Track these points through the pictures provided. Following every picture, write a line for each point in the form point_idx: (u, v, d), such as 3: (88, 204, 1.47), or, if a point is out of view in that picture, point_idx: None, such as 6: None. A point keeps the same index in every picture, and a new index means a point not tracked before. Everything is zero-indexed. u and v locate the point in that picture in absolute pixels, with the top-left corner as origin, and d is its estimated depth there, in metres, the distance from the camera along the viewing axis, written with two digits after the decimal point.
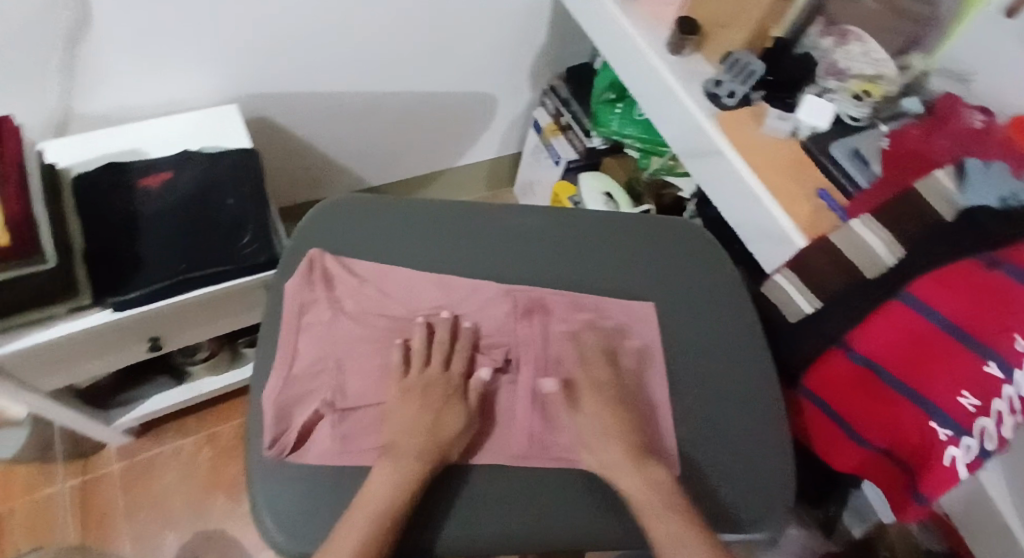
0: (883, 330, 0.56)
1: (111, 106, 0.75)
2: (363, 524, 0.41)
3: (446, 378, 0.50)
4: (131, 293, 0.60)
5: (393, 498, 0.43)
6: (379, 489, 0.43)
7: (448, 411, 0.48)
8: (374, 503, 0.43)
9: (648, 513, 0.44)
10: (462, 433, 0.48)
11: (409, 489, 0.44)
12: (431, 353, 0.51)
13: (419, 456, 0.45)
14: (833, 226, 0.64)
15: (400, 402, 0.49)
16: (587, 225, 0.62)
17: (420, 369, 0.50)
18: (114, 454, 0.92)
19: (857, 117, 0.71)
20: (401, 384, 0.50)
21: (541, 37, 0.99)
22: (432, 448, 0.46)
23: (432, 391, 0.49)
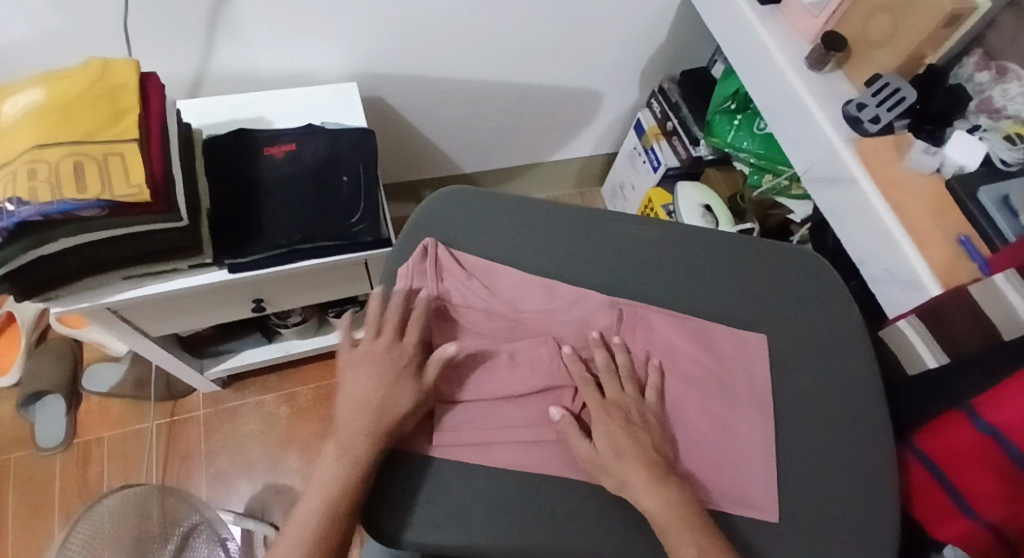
0: (1013, 397, 0.51)
1: (243, 72, 0.78)
2: (319, 508, 0.44)
3: (397, 353, 0.50)
4: (247, 257, 0.63)
5: (343, 475, 0.44)
6: (330, 470, 0.45)
7: (396, 386, 0.48)
8: (329, 486, 0.44)
9: (670, 529, 0.43)
10: (413, 409, 0.48)
11: (361, 468, 0.45)
12: (386, 322, 0.51)
13: (364, 434, 0.46)
14: (970, 277, 0.59)
15: (355, 371, 0.49)
16: (706, 246, 0.60)
17: (376, 340, 0.50)
18: (200, 401, 0.97)
19: (1008, 162, 0.64)
20: (351, 358, 0.50)
21: (660, 37, 0.95)
22: (378, 425, 0.46)
23: (382, 366, 0.49)
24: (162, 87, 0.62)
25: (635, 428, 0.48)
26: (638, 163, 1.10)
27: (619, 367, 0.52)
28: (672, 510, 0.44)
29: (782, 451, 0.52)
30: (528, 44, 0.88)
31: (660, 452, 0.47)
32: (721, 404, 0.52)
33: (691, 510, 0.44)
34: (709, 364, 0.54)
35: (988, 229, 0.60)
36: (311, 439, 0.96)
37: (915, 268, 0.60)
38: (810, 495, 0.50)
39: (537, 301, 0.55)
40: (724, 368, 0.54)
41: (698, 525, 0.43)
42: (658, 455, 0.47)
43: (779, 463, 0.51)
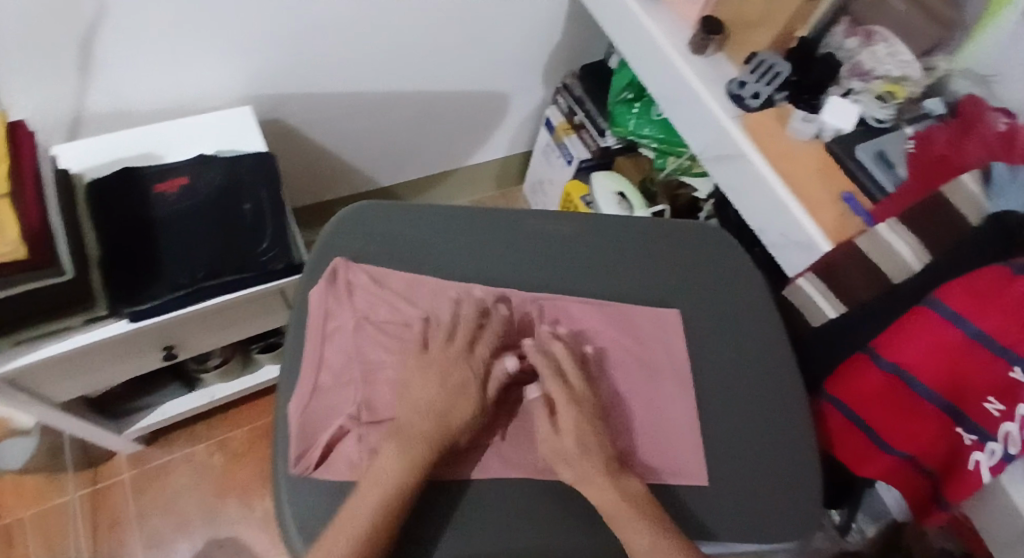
0: (911, 335, 0.56)
1: (124, 108, 0.74)
2: (367, 520, 0.40)
3: (470, 361, 0.48)
4: (146, 301, 0.59)
5: (397, 485, 0.41)
6: (389, 475, 0.42)
7: (463, 399, 0.46)
8: (376, 497, 0.41)
9: (626, 527, 0.43)
10: (471, 421, 0.46)
11: (413, 477, 0.42)
12: (463, 332, 0.50)
13: (424, 441, 0.44)
14: (858, 230, 0.64)
15: (420, 377, 0.47)
16: (617, 232, 0.61)
17: (444, 347, 0.48)
18: (124, 462, 0.91)
19: (882, 119, 0.71)
20: (421, 360, 0.48)
21: (555, 34, 0.97)
22: (443, 434, 0.44)
23: (452, 373, 0.47)
24: (36, 136, 0.58)
25: (595, 423, 0.48)
26: (552, 158, 1.12)
27: (574, 361, 0.51)
28: (630, 505, 0.44)
29: (709, 417, 0.54)
30: (428, 47, 0.88)
31: (614, 447, 0.48)
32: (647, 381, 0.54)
33: (650, 506, 0.44)
34: (631, 345, 0.55)
35: (869, 183, 0.66)
36: (252, 483, 0.92)
37: (808, 230, 0.64)
38: (740, 455, 0.52)
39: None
40: (644, 345, 0.56)
41: (663, 524, 0.43)
42: (613, 452, 0.47)
43: (708, 428, 0.53)
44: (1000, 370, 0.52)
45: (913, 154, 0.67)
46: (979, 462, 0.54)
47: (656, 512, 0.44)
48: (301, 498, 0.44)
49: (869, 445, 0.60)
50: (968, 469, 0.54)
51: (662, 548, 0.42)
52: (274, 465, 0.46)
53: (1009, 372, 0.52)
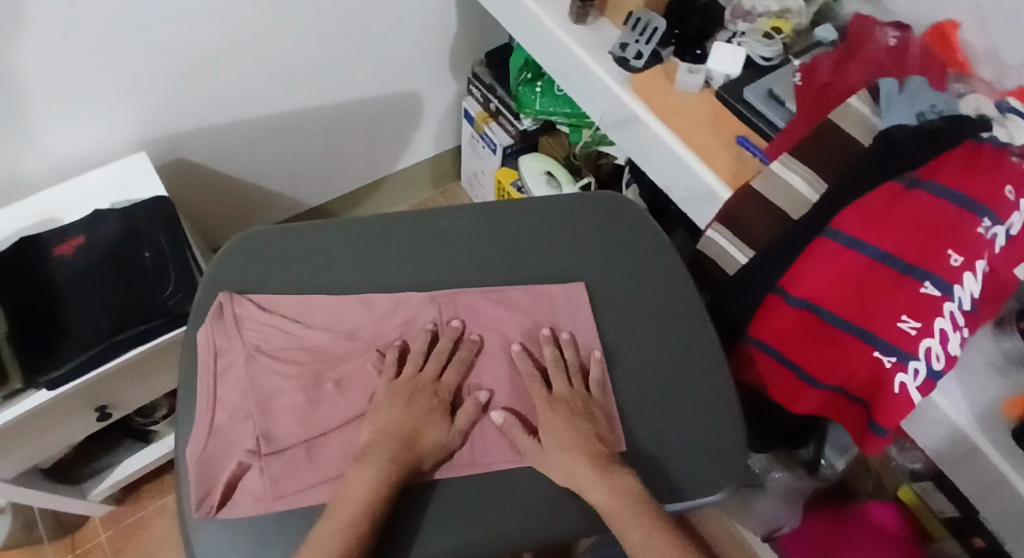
0: (815, 267, 0.56)
1: (19, 175, 0.73)
2: (337, 535, 0.40)
3: (435, 390, 0.50)
4: (58, 368, 0.59)
5: (371, 498, 0.42)
6: (357, 491, 0.42)
7: (429, 426, 0.47)
8: (349, 510, 0.42)
9: None
10: (442, 446, 0.47)
11: (384, 488, 0.43)
12: (425, 363, 0.51)
13: (391, 458, 0.44)
14: (756, 171, 0.64)
15: (386, 404, 0.48)
16: (517, 218, 0.62)
17: (412, 374, 0.50)
18: (99, 524, 0.92)
19: (769, 57, 0.70)
20: (391, 386, 0.49)
21: (454, 25, 0.96)
22: (407, 455, 0.45)
23: (417, 401, 0.48)
24: None
25: (578, 417, 0.49)
26: (478, 148, 1.11)
27: (567, 363, 0.53)
28: (617, 500, 0.43)
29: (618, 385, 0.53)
30: (320, 59, 0.87)
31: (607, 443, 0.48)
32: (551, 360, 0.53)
33: (638, 495, 0.44)
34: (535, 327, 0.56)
35: (762, 124, 0.66)
36: None
37: (705, 181, 0.64)
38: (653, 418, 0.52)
39: (355, 316, 0.54)
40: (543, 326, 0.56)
41: (649, 514, 0.43)
42: (603, 446, 0.47)
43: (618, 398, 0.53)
44: (911, 288, 0.53)
45: (801, 86, 0.66)
46: (906, 384, 0.53)
47: (632, 502, 0.43)
48: (211, 537, 0.45)
49: (799, 381, 0.60)
50: (894, 393, 0.53)
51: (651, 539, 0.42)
52: (182, 511, 0.47)
53: (920, 288, 0.52)
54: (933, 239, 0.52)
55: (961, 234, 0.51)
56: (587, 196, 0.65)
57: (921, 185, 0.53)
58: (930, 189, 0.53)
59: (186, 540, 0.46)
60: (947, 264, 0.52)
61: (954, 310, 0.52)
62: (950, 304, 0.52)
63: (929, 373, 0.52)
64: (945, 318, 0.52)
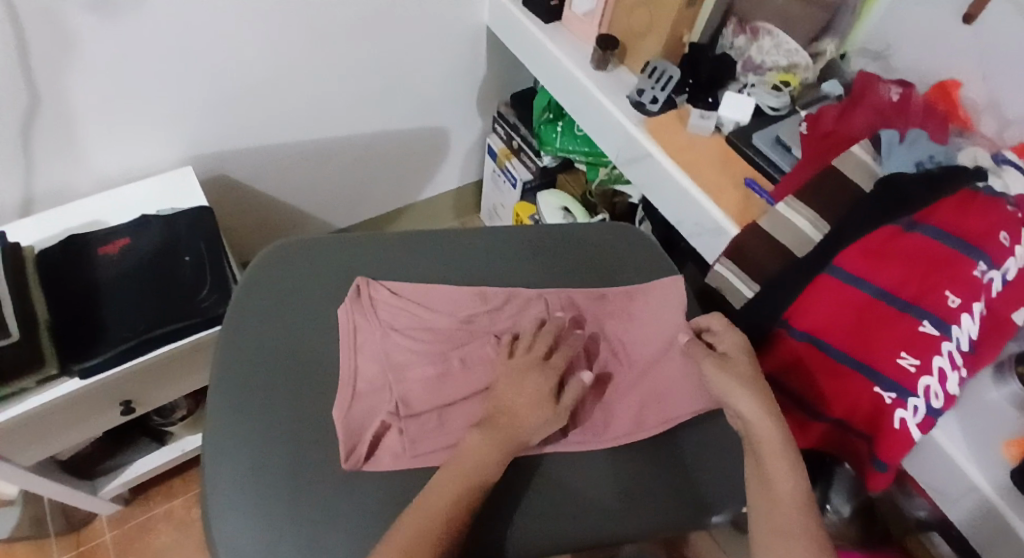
0: (818, 300, 0.59)
1: (74, 181, 0.79)
2: (451, 484, 0.44)
3: (546, 367, 0.51)
4: (95, 357, 0.63)
5: (483, 468, 0.45)
6: (473, 446, 0.46)
7: (538, 400, 0.48)
8: (468, 463, 0.45)
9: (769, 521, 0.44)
10: (545, 424, 0.48)
11: (497, 449, 0.46)
12: (536, 343, 0.53)
13: (507, 426, 0.47)
14: (762, 212, 0.67)
15: (503, 377, 0.51)
16: (535, 238, 0.68)
17: (524, 353, 0.52)
18: (105, 524, 0.94)
19: (777, 107, 0.74)
20: (507, 362, 0.52)
21: (483, 67, 1.03)
22: (517, 423, 0.47)
23: (529, 376, 0.50)
24: None
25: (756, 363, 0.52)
26: (499, 183, 1.16)
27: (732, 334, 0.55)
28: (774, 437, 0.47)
29: (619, 400, 0.55)
30: (359, 93, 0.93)
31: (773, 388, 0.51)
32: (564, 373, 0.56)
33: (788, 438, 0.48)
34: None
35: (770, 168, 0.70)
36: None
37: (713, 217, 0.68)
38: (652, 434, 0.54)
39: (465, 307, 0.60)
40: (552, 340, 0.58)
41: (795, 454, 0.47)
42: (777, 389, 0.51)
43: (620, 414, 0.54)
44: (909, 325, 0.55)
45: (806, 134, 0.70)
46: (906, 420, 0.55)
47: (783, 429, 0.48)
48: (227, 518, 0.47)
49: (803, 416, 0.61)
50: (895, 428, 0.55)
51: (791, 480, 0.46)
52: (203, 492, 0.49)
53: (918, 326, 0.55)
54: (929, 279, 0.55)
55: (957, 275, 0.54)
56: (613, 226, 0.71)
57: (917, 227, 0.56)
58: (926, 232, 0.56)
59: (206, 519, 0.48)
60: (944, 304, 0.54)
61: (952, 350, 0.54)
62: (949, 344, 0.54)
63: (929, 410, 0.54)
64: (943, 356, 0.54)
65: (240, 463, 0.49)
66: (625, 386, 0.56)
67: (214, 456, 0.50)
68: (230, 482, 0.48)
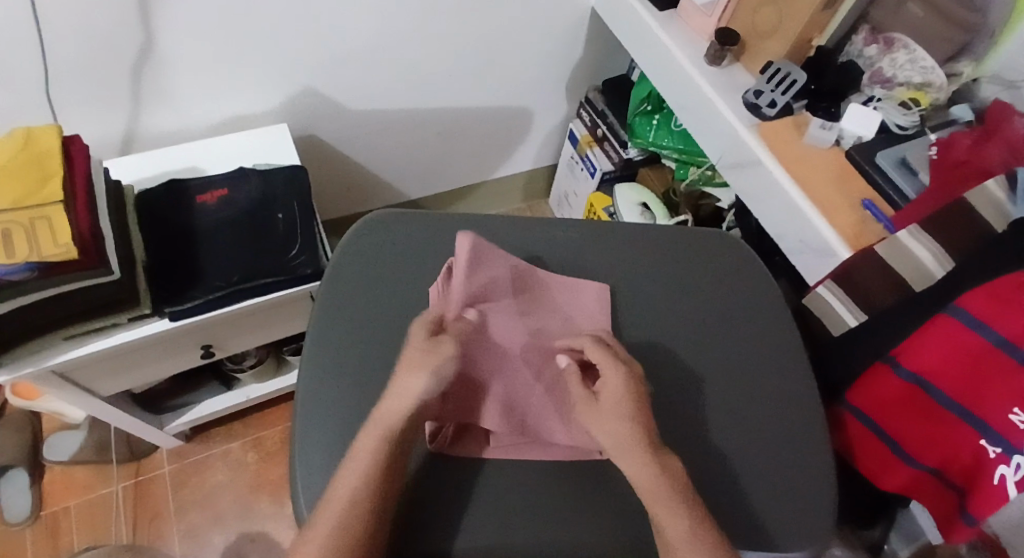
0: (928, 341, 0.53)
1: (171, 124, 0.80)
2: (358, 480, 0.42)
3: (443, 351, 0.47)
4: (186, 303, 0.64)
5: (385, 455, 0.43)
6: (373, 438, 0.44)
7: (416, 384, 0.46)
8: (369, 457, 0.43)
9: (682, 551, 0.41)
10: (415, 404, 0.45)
11: (391, 447, 0.43)
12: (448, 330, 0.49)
13: (400, 417, 0.44)
14: (879, 236, 0.64)
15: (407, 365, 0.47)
16: (634, 235, 0.63)
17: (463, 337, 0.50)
18: (165, 457, 0.98)
19: (904, 126, 0.71)
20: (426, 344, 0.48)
21: (580, 50, 1.00)
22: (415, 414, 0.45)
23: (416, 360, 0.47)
24: (87, 148, 0.63)
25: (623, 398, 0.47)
26: (576, 170, 1.14)
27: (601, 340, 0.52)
28: (660, 481, 0.43)
29: (707, 412, 0.53)
30: (452, 68, 0.92)
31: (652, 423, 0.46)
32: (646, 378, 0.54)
33: (682, 482, 0.44)
34: (639, 345, 0.56)
35: (892, 194, 0.66)
36: (282, 482, 0.98)
37: (826, 237, 0.65)
38: (740, 448, 0.51)
39: (560, 299, 0.57)
40: (639, 348, 0.56)
41: (689, 499, 0.43)
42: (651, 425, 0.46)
43: (707, 428, 0.52)
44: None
45: (935, 159, 0.66)
46: (1005, 477, 0.49)
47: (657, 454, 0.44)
48: (312, 484, 0.47)
49: (893, 455, 0.58)
50: (992, 483, 0.50)
51: (695, 527, 0.41)
52: (289, 453, 0.49)
53: None
54: None
55: None
56: (722, 236, 0.64)
57: None
58: None
59: (290, 481, 0.48)
60: None
61: None
62: None
63: None
64: None
65: (328, 431, 0.49)
66: (715, 404, 0.53)
67: (303, 419, 0.50)
68: (317, 448, 0.48)
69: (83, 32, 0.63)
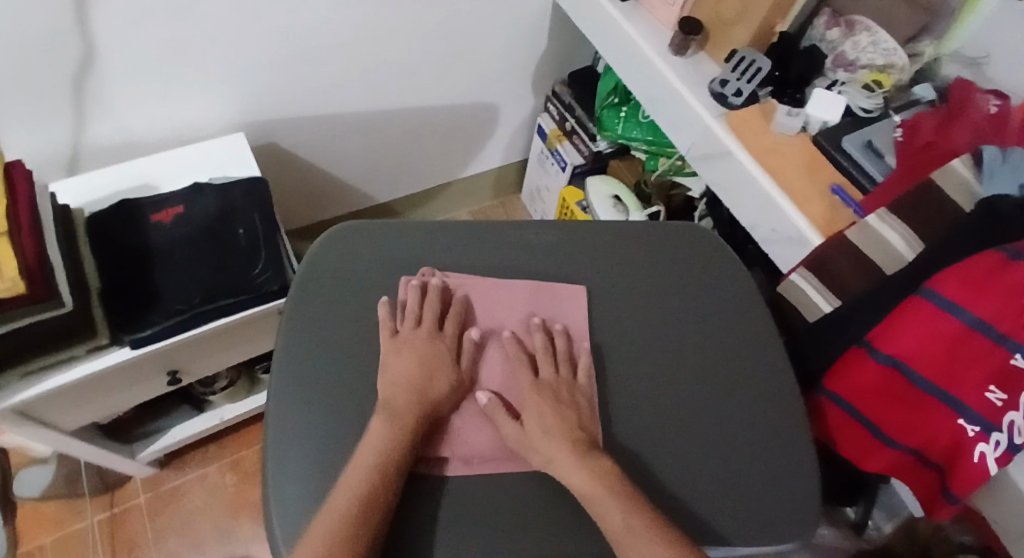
0: (903, 325, 0.52)
1: (122, 139, 0.77)
2: (370, 466, 0.43)
3: (434, 335, 0.52)
4: (145, 329, 0.62)
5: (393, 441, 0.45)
6: (379, 428, 0.45)
7: (434, 366, 0.50)
8: (375, 444, 0.44)
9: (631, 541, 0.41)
10: (416, 387, 0.48)
11: (404, 429, 0.45)
12: (419, 312, 0.53)
13: (407, 403, 0.47)
14: (849, 222, 0.64)
15: (392, 355, 0.50)
16: (599, 233, 0.62)
17: (410, 325, 0.52)
18: (140, 485, 0.95)
19: (868, 109, 0.71)
20: (393, 339, 0.51)
21: (543, 43, 0.99)
22: (420, 397, 0.48)
23: (420, 346, 0.51)
24: (30, 172, 0.60)
25: (563, 407, 0.49)
26: (546, 164, 1.13)
27: (571, 313, 0.56)
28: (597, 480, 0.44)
29: (685, 407, 0.52)
30: (411, 66, 0.89)
31: (587, 430, 0.48)
32: (622, 376, 0.54)
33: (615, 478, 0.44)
34: (613, 346, 0.55)
35: (862, 178, 0.66)
36: None
37: (798, 225, 0.65)
38: (721, 447, 0.51)
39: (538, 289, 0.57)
40: (615, 347, 0.55)
41: (619, 488, 0.44)
42: (583, 432, 0.48)
43: (685, 425, 0.51)
44: (1000, 359, 0.48)
45: (901, 142, 0.66)
46: (985, 454, 0.50)
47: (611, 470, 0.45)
48: (291, 519, 0.45)
49: (872, 439, 0.57)
50: (972, 460, 0.50)
51: (632, 520, 0.42)
52: (263, 487, 0.47)
53: (1010, 359, 0.48)
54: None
55: None
56: (688, 229, 0.64)
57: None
58: None
59: (266, 516, 0.46)
60: None
61: None
62: None
63: (1011, 446, 0.49)
64: None
65: (303, 460, 0.47)
66: (695, 402, 0.53)
67: (275, 450, 0.47)
68: (293, 481, 0.46)
69: (16, 44, 0.59)
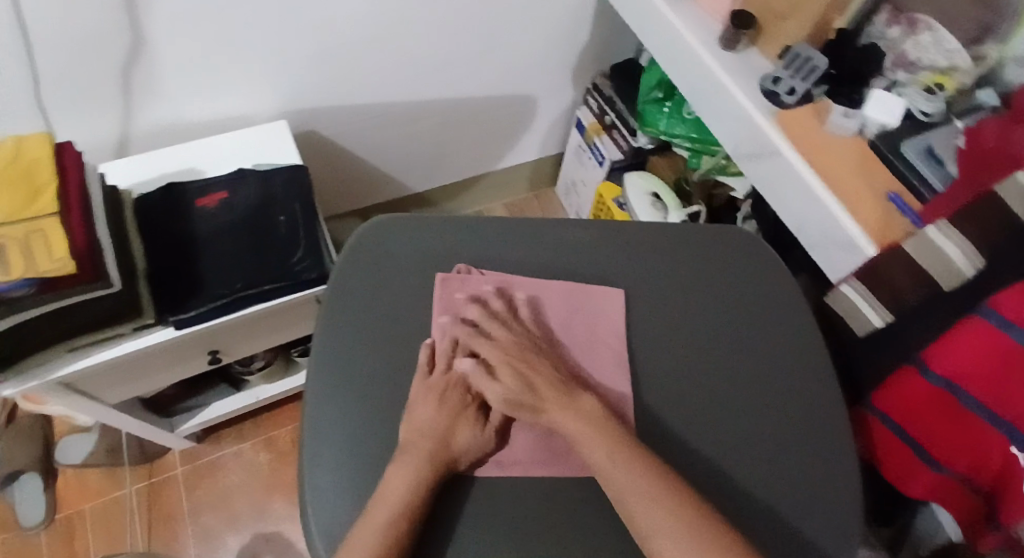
0: (956, 342, 0.49)
1: (169, 123, 0.78)
2: (409, 467, 0.44)
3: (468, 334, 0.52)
4: (190, 311, 0.63)
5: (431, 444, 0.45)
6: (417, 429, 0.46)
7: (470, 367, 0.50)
8: (416, 446, 0.45)
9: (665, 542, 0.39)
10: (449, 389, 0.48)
11: (439, 431, 0.46)
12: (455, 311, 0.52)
13: (441, 406, 0.47)
14: (906, 231, 0.61)
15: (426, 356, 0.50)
16: (641, 235, 0.61)
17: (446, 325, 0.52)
18: (177, 459, 0.98)
19: (928, 112, 0.67)
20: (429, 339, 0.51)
21: (587, 34, 0.97)
22: (456, 399, 0.48)
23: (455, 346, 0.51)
24: (80, 155, 0.61)
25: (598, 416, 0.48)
26: (584, 158, 1.11)
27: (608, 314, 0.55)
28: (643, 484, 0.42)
29: (724, 416, 0.51)
30: (453, 55, 0.89)
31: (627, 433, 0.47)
32: (660, 382, 0.53)
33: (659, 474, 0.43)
34: (651, 350, 0.54)
35: (921, 186, 0.63)
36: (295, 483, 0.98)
37: (850, 231, 0.62)
38: (761, 460, 0.49)
39: (575, 291, 0.56)
40: (653, 351, 0.54)
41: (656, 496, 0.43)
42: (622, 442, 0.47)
43: (723, 435, 0.50)
44: None
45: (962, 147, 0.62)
46: None
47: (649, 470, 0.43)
48: (327, 510, 0.45)
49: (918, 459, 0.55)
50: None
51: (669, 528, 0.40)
52: (299, 477, 0.47)
53: None
54: None
55: None
56: (734, 234, 0.62)
57: None
58: None
59: (302, 506, 0.46)
60: None
61: None
62: None
63: None
64: None
65: (338, 452, 0.47)
66: (734, 412, 0.51)
67: (313, 441, 0.48)
68: (328, 472, 0.47)
69: (70, 28, 0.61)
